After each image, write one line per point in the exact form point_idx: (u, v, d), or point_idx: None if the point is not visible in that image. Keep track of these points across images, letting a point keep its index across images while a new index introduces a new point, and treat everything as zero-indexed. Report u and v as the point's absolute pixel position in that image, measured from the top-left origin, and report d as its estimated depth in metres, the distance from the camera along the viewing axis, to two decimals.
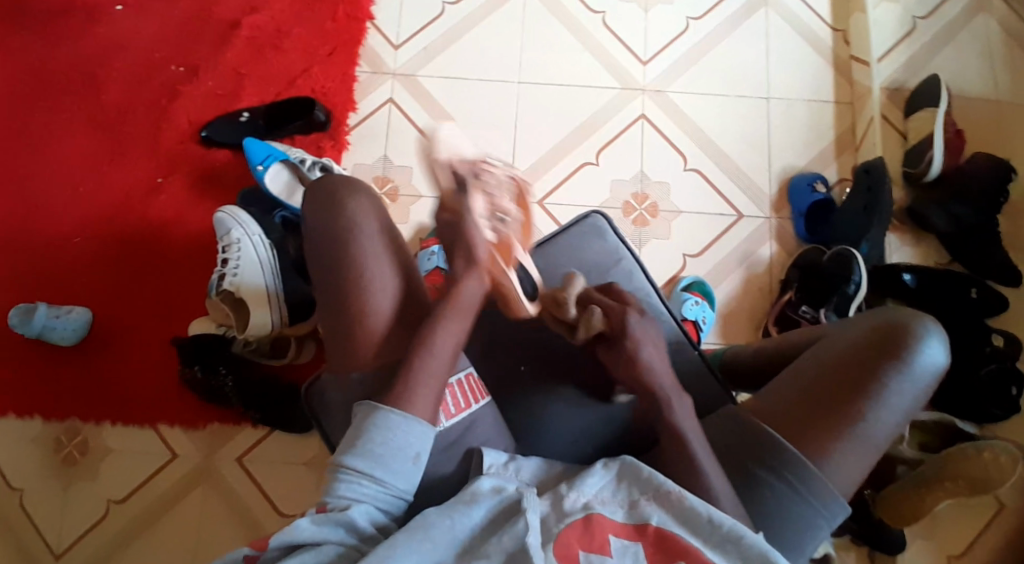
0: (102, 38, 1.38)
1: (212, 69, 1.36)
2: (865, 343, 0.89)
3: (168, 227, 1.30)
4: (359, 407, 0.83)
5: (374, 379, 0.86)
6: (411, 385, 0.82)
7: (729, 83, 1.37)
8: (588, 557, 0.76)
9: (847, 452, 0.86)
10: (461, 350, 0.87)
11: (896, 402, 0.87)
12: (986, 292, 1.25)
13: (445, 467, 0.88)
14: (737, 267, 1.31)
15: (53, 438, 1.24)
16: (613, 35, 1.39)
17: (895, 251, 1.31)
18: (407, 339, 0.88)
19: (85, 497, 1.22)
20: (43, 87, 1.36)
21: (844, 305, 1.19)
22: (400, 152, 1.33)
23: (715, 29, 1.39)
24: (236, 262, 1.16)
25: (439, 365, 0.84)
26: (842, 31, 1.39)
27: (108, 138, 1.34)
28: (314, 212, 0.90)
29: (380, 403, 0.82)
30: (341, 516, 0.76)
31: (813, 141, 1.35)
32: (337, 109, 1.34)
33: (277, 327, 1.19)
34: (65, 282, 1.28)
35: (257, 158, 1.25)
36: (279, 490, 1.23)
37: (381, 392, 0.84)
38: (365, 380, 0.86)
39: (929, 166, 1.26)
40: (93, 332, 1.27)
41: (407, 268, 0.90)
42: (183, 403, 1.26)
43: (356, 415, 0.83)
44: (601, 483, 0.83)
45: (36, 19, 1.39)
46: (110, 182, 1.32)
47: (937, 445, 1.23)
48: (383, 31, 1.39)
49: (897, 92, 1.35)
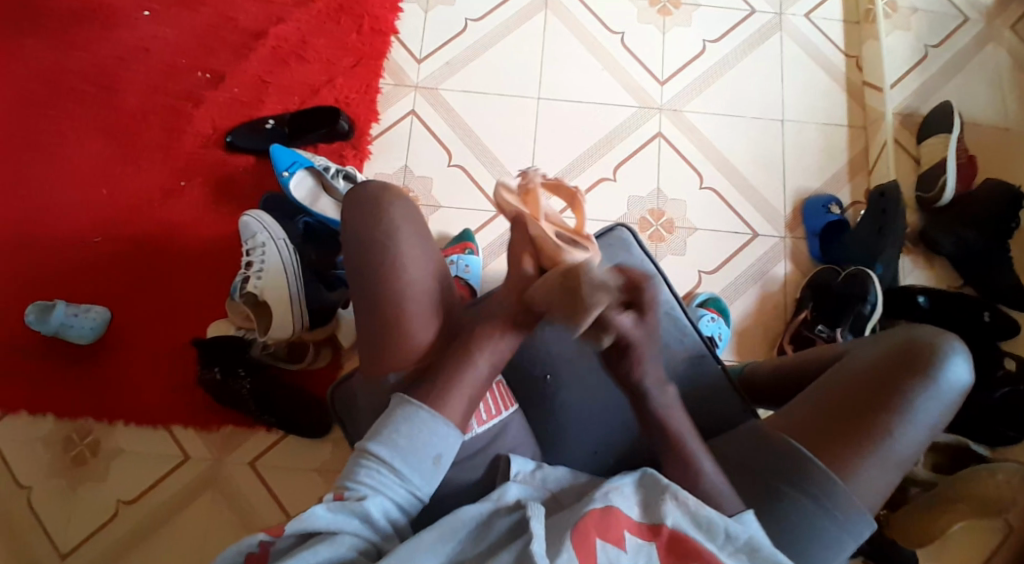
0: (131, 44, 1.40)
1: (239, 77, 1.39)
2: (889, 360, 0.90)
3: (189, 230, 1.31)
4: (393, 399, 0.85)
5: (413, 380, 0.88)
6: (447, 392, 0.84)
7: (746, 104, 1.39)
8: (603, 545, 0.76)
9: (874, 468, 0.87)
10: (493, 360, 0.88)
11: (919, 419, 0.88)
12: (998, 317, 1.25)
13: (472, 474, 0.90)
14: (752, 285, 1.32)
15: (64, 437, 1.24)
16: (629, 55, 1.42)
17: (908, 274, 1.33)
18: (441, 349, 0.90)
19: (93, 498, 1.22)
20: (72, 89, 1.38)
21: (860, 325, 1.21)
22: (421, 162, 1.35)
23: (730, 53, 1.42)
24: (260, 266, 1.18)
25: (473, 375, 0.86)
26: (854, 57, 1.43)
27: (134, 141, 1.36)
28: (349, 216, 0.91)
29: (413, 397, 0.84)
30: (357, 505, 0.77)
31: (827, 164, 1.37)
32: (360, 119, 1.36)
33: (296, 331, 1.19)
34: (84, 281, 1.29)
35: (283, 164, 1.27)
36: (290, 497, 1.23)
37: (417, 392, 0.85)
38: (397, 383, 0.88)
39: (942, 191, 1.28)
40: (109, 332, 1.27)
41: (441, 281, 0.92)
42: (197, 406, 1.25)
43: (389, 405, 0.85)
44: (625, 479, 0.83)
45: (66, 24, 1.41)
46: (133, 184, 1.33)
47: (950, 467, 1.22)
48: (407, 45, 1.42)
49: (910, 117, 1.38)
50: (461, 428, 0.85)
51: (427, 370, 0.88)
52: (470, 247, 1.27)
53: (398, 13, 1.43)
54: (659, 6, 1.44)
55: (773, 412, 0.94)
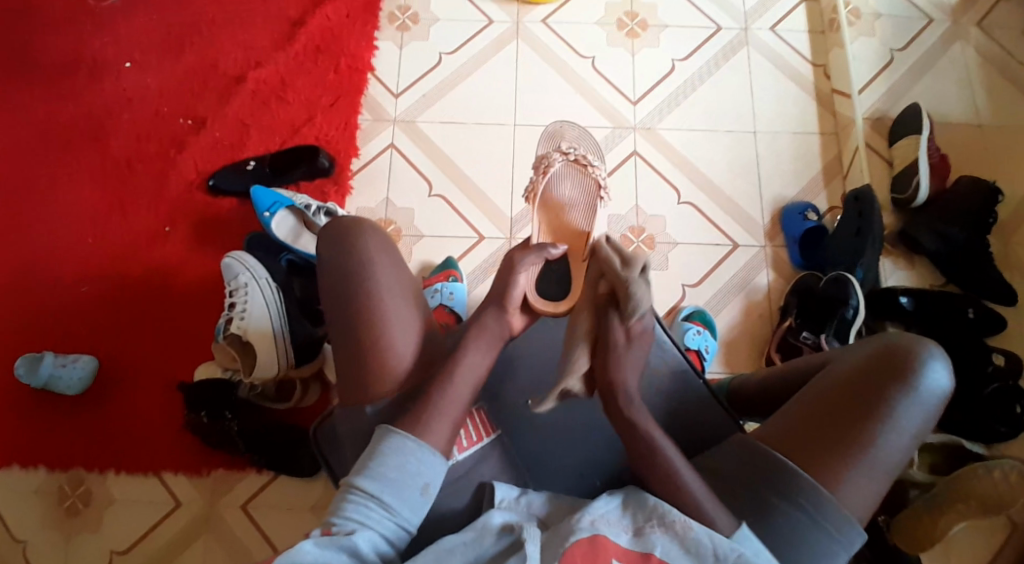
0: (113, 95, 1.43)
1: (219, 121, 1.41)
2: (872, 368, 0.89)
3: (175, 274, 1.32)
4: (376, 430, 0.86)
5: (395, 408, 0.89)
6: (429, 416, 0.85)
7: (719, 117, 1.41)
8: None
9: (860, 478, 0.86)
10: (477, 382, 0.90)
11: (903, 426, 0.87)
12: (982, 312, 1.25)
13: (456, 502, 0.90)
14: (736, 295, 1.32)
15: (57, 489, 1.23)
16: (601, 77, 1.44)
17: (890, 276, 1.33)
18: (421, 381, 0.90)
19: (87, 549, 1.21)
20: (54, 140, 1.40)
21: (845, 330, 1.21)
22: (402, 194, 1.37)
23: (701, 69, 1.44)
24: (243, 307, 1.19)
25: (456, 397, 0.87)
26: (823, 66, 1.45)
27: (117, 189, 1.37)
28: (327, 249, 0.94)
29: (396, 427, 0.85)
30: (346, 540, 0.77)
31: (804, 171, 1.38)
32: (340, 154, 1.38)
33: (282, 368, 1.20)
34: (72, 331, 1.29)
35: (263, 206, 1.29)
36: (285, 536, 1.22)
37: (398, 419, 0.87)
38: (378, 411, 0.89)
39: (917, 191, 1.29)
40: (98, 380, 1.27)
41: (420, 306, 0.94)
42: (189, 449, 1.25)
43: (372, 438, 0.86)
44: (608, 507, 0.82)
45: (48, 78, 1.44)
46: (118, 232, 1.34)
47: (948, 466, 1.21)
48: (383, 80, 1.44)
49: (880, 121, 1.39)
50: (446, 453, 0.86)
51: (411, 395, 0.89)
52: (454, 274, 1.27)
53: (373, 50, 1.46)
54: (627, 28, 1.47)
55: (758, 424, 0.93)
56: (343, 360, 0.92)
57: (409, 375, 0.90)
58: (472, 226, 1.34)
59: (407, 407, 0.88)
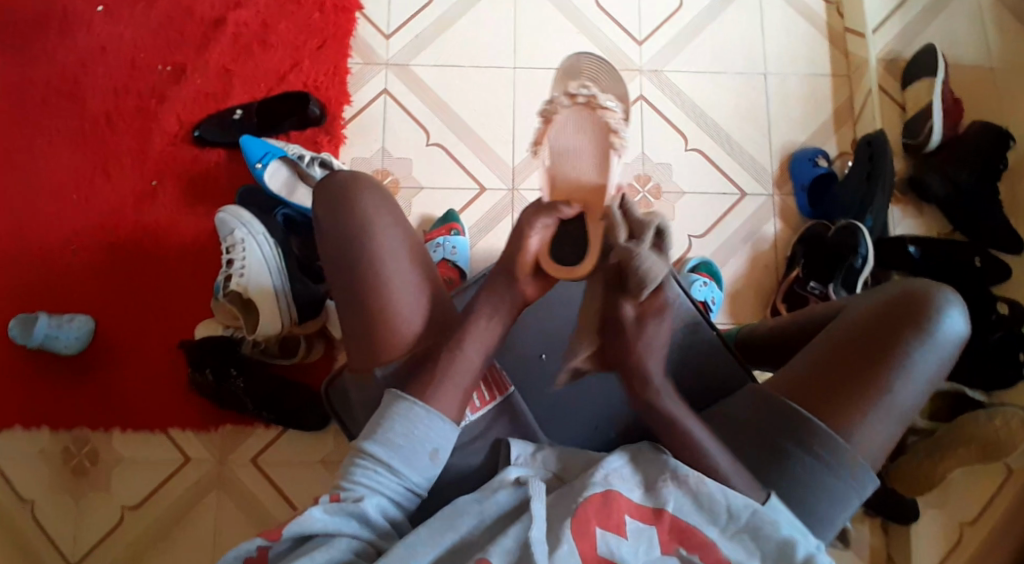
0: (85, 40, 1.35)
1: (201, 68, 1.34)
2: (888, 314, 0.88)
3: (166, 230, 1.28)
4: (386, 395, 0.84)
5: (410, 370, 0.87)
6: (445, 387, 0.83)
7: (725, 60, 1.36)
8: (603, 533, 0.76)
9: (875, 422, 0.86)
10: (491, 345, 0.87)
11: (918, 370, 0.87)
12: (988, 261, 1.24)
13: (473, 459, 0.90)
14: (743, 246, 1.31)
15: (62, 450, 1.23)
16: (605, 16, 1.37)
17: (897, 225, 1.32)
18: (432, 344, 0.88)
19: (98, 507, 1.21)
20: (29, 91, 1.33)
21: (852, 278, 1.19)
22: (398, 145, 1.32)
23: (707, 8, 1.38)
24: (242, 262, 1.16)
25: (470, 364, 0.85)
26: (835, 3, 1.39)
27: (99, 142, 1.31)
28: (324, 210, 0.91)
29: (407, 393, 0.83)
30: (355, 507, 0.78)
31: (812, 117, 1.34)
32: (331, 103, 1.32)
33: (287, 325, 1.18)
34: (63, 291, 1.26)
35: (256, 156, 1.24)
36: (295, 489, 1.22)
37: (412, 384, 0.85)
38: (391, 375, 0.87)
39: (929, 136, 1.27)
40: (95, 342, 1.25)
41: (426, 265, 0.91)
42: (192, 408, 1.24)
43: (382, 402, 0.84)
44: (620, 462, 0.81)
45: (16, 23, 1.35)
46: (104, 187, 1.29)
47: (948, 413, 1.23)
48: (373, 21, 1.37)
49: (894, 62, 1.35)
50: (457, 421, 0.84)
51: (423, 356, 0.87)
52: (456, 228, 1.24)
53: None
54: None
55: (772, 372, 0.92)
56: (350, 331, 0.90)
57: (415, 334, 0.88)
58: (473, 177, 1.30)
59: (420, 368, 0.86)
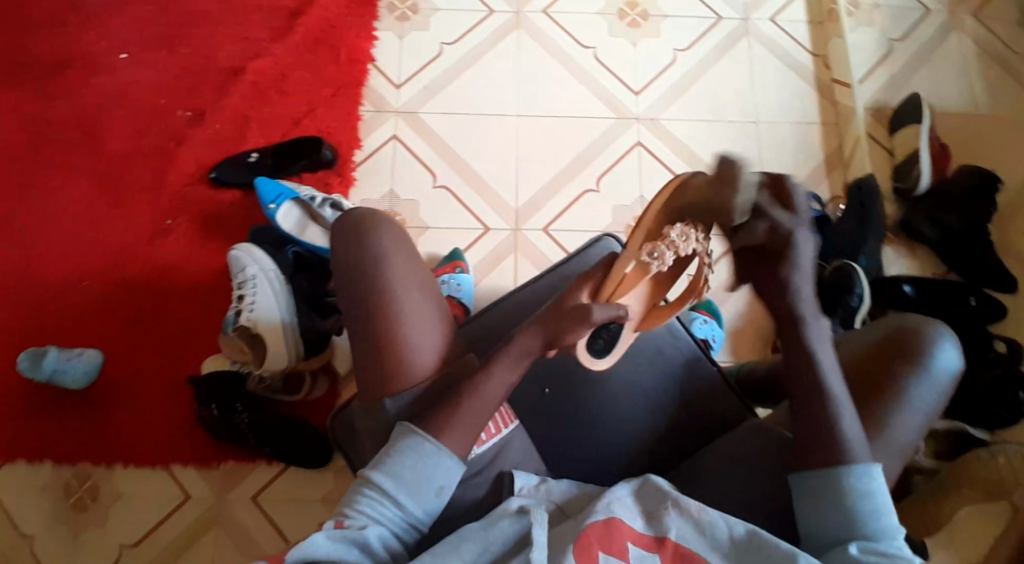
0: (109, 87, 1.41)
1: (219, 114, 1.40)
2: (880, 352, 0.91)
3: (178, 268, 1.32)
4: (397, 427, 0.86)
5: (422, 399, 0.89)
6: (456, 415, 0.85)
7: (721, 108, 1.42)
8: (606, 558, 0.75)
9: (877, 457, 0.87)
10: (506, 388, 0.88)
11: (915, 404, 0.88)
12: (984, 301, 1.27)
13: (477, 491, 0.91)
14: (740, 288, 1.34)
15: (64, 484, 1.22)
16: (603, 67, 1.44)
17: (893, 264, 1.35)
18: (445, 384, 0.90)
19: (96, 544, 1.20)
20: (52, 134, 1.38)
21: (850, 319, 1.23)
22: (406, 186, 1.36)
23: (702, 60, 1.45)
24: (252, 299, 1.17)
25: (482, 401, 0.86)
26: (822, 56, 1.46)
27: (118, 183, 1.36)
28: (340, 241, 0.94)
29: (417, 427, 0.85)
30: (358, 535, 0.79)
31: (806, 162, 1.39)
32: (343, 147, 1.37)
33: (292, 360, 1.19)
34: (74, 325, 1.28)
35: (268, 198, 1.27)
36: (293, 529, 1.22)
37: (422, 417, 0.86)
38: (397, 409, 0.88)
39: (918, 181, 1.31)
40: (103, 375, 1.26)
41: (437, 306, 0.94)
42: (197, 444, 1.24)
43: (392, 434, 0.86)
44: (625, 490, 0.83)
45: (44, 72, 1.42)
46: (120, 225, 1.33)
47: (951, 454, 1.22)
48: (384, 71, 1.44)
49: (880, 111, 1.41)
50: (462, 458, 0.85)
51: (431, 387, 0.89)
52: (460, 266, 1.28)
53: (374, 41, 1.45)
54: (628, 18, 1.48)
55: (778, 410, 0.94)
56: (358, 350, 0.91)
57: (427, 368, 0.90)
58: (477, 218, 1.34)
59: (433, 405, 0.87)
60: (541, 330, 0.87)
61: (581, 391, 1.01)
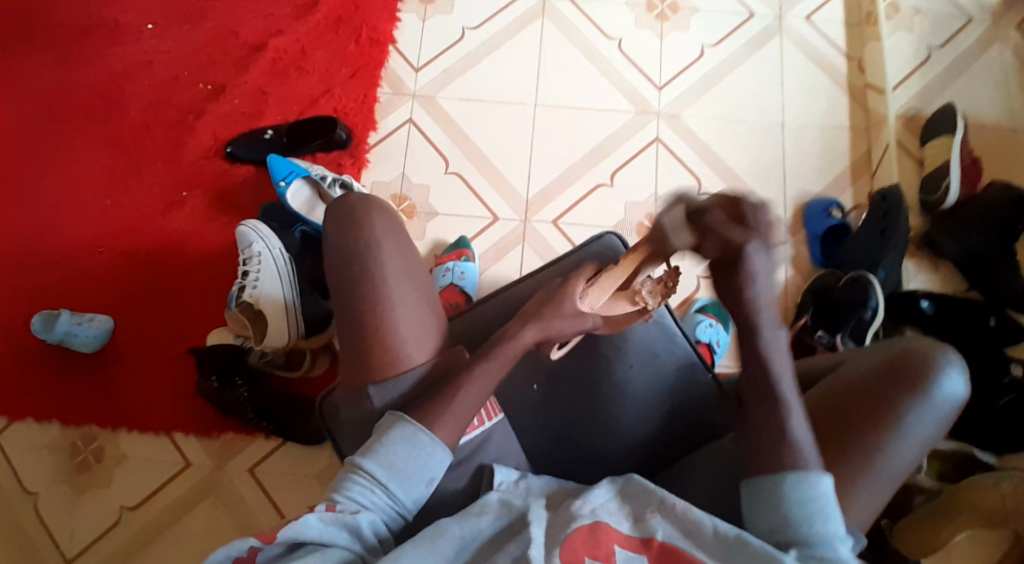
0: (134, 58, 1.43)
1: (239, 89, 1.41)
2: (880, 375, 0.85)
3: (190, 240, 1.34)
4: (386, 417, 0.86)
5: (410, 392, 0.88)
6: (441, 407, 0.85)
7: (745, 108, 1.38)
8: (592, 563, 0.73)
9: (865, 484, 0.81)
10: (493, 386, 0.88)
11: (912, 433, 0.82)
12: (1005, 322, 1.21)
13: (457, 483, 0.89)
14: None
15: (70, 445, 1.26)
16: (627, 60, 1.41)
17: (911, 279, 1.31)
18: (433, 380, 0.89)
19: (97, 504, 1.23)
20: (78, 101, 1.41)
21: (861, 331, 1.18)
22: (418, 171, 1.36)
23: (729, 57, 1.41)
24: (256, 274, 1.18)
25: (468, 394, 0.86)
26: (856, 59, 1.41)
27: (137, 153, 1.38)
28: (334, 228, 0.93)
29: (409, 416, 0.85)
30: (349, 519, 0.77)
31: (828, 167, 1.35)
32: (358, 128, 1.37)
33: (292, 339, 1.20)
34: (88, 291, 1.31)
35: (279, 174, 1.28)
36: (287, 501, 1.23)
37: (411, 407, 0.87)
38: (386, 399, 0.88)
39: (946, 194, 1.26)
40: (113, 341, 1.29)
41: (428, 298, 0.93)
42: (198, 414, 1.27)
43: (381, 424, 0.86)
44: (607, 494, 0.81)
45: (73, 40, 1.45)
46: (137, 195, 1.36)
47: (955, 475, 1.18)
48: (404, 53, 1.43)
49: (913, 119, 1.36)
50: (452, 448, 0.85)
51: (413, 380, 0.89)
52: (466, 254, 1.27)
53: (396, 23, 1.44)
54: (656, 10, 1.44)
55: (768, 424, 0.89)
56: (344, 337, 0.91)
57: (416, 361, 0.90)
58: (487, 207, 1.33)
59: (424, 400, 0.87)
60: (537, 326, 0.89)
61: (574, 391, 0.99)
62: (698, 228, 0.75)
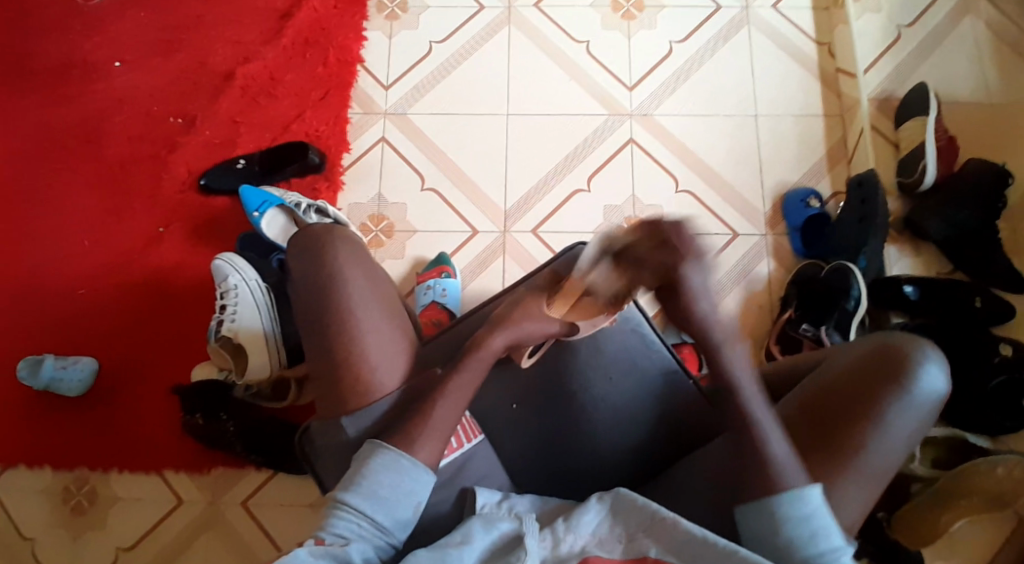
0: (102, 94, 1.42)
1: (208, 119, 1.40)
2: (861, 370, 0.84)
3: (170, 275, 1.33)
4: (365, 447, 0.84)
5: (385, 422, 0.88)
6: (419, 434, 0.83)
7: (718, 103, 1.37)
8: None
9: (852, 482, 0.80)
10: (465, 405, 0.87)
11: (896, 430, 0.81)
12: (991, 302, 1.21)
13: (440, 507, 0.89)
14: (736, 287, 1.29)
15: (63, 488, 1.25)
16: (597, 62, 1.40)
17: (894, 264, 1.29)
18: (406, 402, 0.89)
19: (94, 546, 1.22)
20: (48, 143, 1.40)
21: (845, 322, 1.16)
22: (394, 189, 1.35)
23: (699, 52, 1.40)
24: (234, 308, 1.19)
25: (440, 417, 0.85)
26: (827, 45, 1.40)
27: (111, 191, 1.37)
28: (300, 260, 0.94)
29: (386, 443, 0.83)
30: (339, 551, 0.75)
31: (805, 157, 1.34)
32: (330, 150, 1.36)
33: (276, 369, 1.21)
34: (70, 333, 1.30)
35: (253, 205, 1.27)
36: (283, 532, 1.22)
37: (390, 432, 0.85)
38: (369, 430, 0.87)
39: (923, 176, 1.25)
40: (99, 381, 1.28)
41: (399, 322, 0.94)
42: (188, 450, 1.26)
43: (360, 454, 0.84)
44: (597, 520, 0.77)
45: (39, 80, 1.44)
46: (114, 233, 1.35)
47: (948, 463, 1.16)
48: (373, 72, 1.42)
49: (886, 102, 1.35)
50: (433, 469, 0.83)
51: (393, 410, 0.88)
52: (447, 271, 1.26)
53: (362, 41, 1.43)
54: (622, 10, 1.43)
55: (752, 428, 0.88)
56: (323, 372, 0.90)
57: (389, 384, 0.90)
58: (466, 220, 1.32)
59: (401, 421, 0.86)
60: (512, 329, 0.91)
61: (551, 405, 0.99)
62: (633, 262, 0.79)
